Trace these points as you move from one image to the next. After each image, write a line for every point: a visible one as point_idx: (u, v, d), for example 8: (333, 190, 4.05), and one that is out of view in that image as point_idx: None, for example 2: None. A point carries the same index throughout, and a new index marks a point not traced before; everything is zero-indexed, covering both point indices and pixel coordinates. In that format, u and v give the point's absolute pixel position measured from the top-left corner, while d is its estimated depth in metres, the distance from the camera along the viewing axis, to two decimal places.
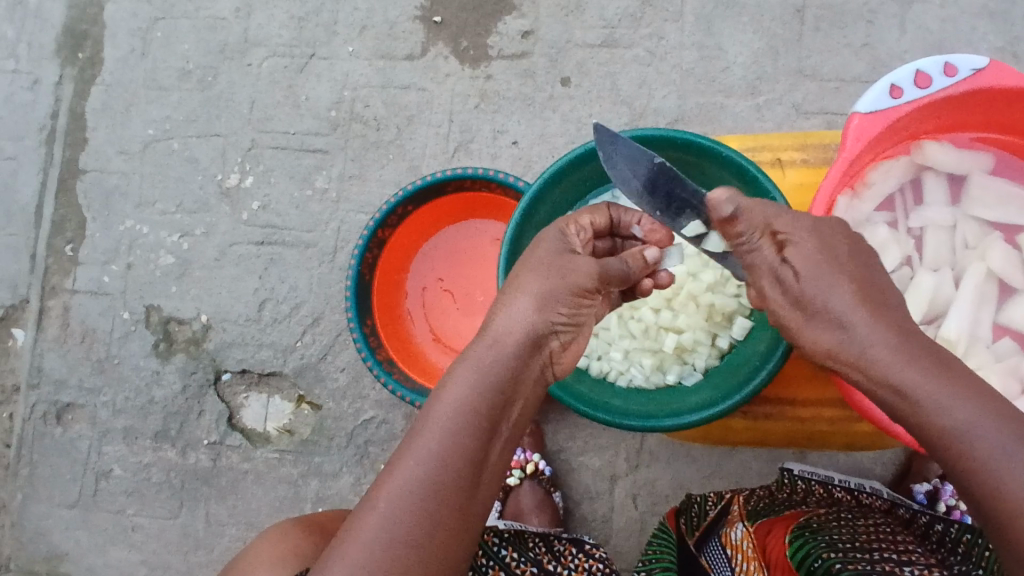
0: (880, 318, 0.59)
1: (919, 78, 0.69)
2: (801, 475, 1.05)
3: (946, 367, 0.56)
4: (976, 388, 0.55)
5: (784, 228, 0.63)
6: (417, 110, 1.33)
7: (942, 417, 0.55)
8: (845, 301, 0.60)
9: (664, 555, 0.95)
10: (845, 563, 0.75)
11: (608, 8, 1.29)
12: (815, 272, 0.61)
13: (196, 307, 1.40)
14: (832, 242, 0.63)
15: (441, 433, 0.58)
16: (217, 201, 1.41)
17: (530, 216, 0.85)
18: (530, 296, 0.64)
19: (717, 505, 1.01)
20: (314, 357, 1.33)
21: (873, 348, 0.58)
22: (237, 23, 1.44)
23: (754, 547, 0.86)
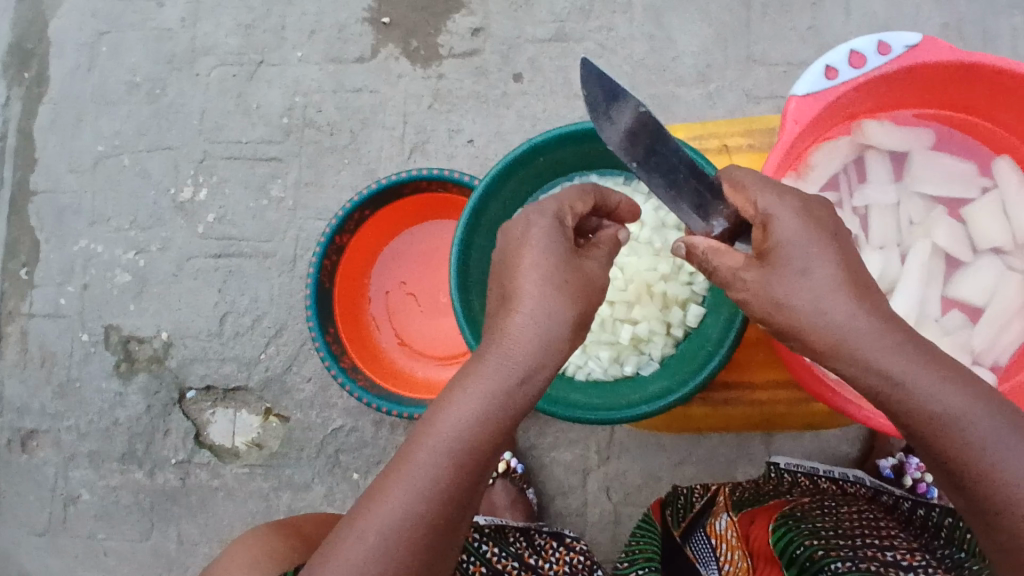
0: (863, 301, 0.56)
1: (854, 58, 0.69)
2: (786, 468, 1.07)
3: (928, 350, 0.55)
4: (959, 370, 0.55)
5: (769, 208, 0.58)
6: (372, 113, 1.31)
7: (933, 404, 0.53)
8: (830, 283, 0.56)
9: (647, 546, 0.97)
10: (826, 549, 0.78)
11: (557, 2, 1.28)
12: (803, 254, 0.57)
13: (156, 324, 1.37)
14: (824, 223, 0.58)
15: (439, 457, 0.57)
16: (172, 215, 1.38)
17: (482, 214, 0.84)
18: (546, 315, 0.59)
19: (703, 497, 1.03)
20: (279, 369, 1.30)
21: (856, 334, 0.55)
22: (184, 32, 1.41)
23: (737, 536, 0.91)
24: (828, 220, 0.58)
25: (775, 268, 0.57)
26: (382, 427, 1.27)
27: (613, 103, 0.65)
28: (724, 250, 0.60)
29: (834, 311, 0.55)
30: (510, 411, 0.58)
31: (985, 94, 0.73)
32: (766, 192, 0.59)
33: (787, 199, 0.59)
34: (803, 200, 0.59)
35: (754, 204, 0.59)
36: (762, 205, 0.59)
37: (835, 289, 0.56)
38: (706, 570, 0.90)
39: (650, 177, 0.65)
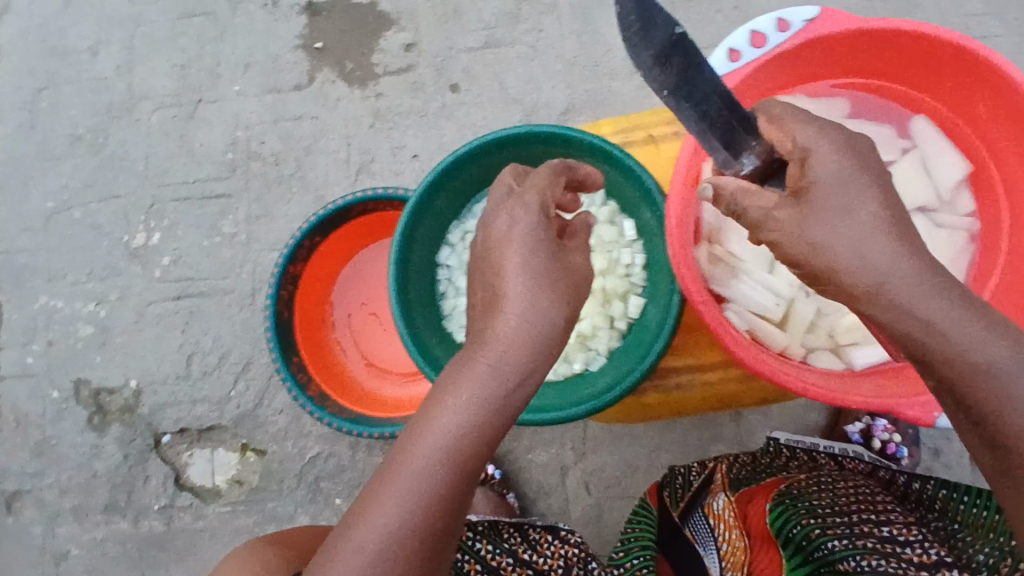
0: (907, 247, 0.54)
1: (755, 39, 0.70)
2: (785, 443, 1.09)
3: (974, 302, 0.54)
4: (1005, 325, 0.53)
5: (809, 142, 0.57)
6: (314, 139, 1.32)
7: (974, 354, 0.52)
8: (870, 223, 0.54)
9: (642, 535, 1.01)
10: (822, 528, 0.81)
11: (485, 10, 1.29)
12: (845, 191, 0.55)
13: (124, 373, 1.36)
14: (868, 160, 0.57)
15: (434, 463, 0.55)
16: (128, 263, 1.37)
17: (414, 233, 0.81)
18: (532, 308, 0.59)
19: (701, 474, 1.08)
20: (250, 404, 1.30)
21: (894, 275, 0.53)
22: (120, 80, 1.41)
23: (735, 516, 0.95)
24: (872, 156, 0.57)
25: (811, 207, 0.56)
26: (359, 450, 1.27)
27: (647, 18, 0.56)
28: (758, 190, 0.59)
29: (876, 255, 0.54)
30: (504, 410, 0.57)
31: (891, 56, 0.73)
32: (807, 129, 0.58)
33: (828, 134, 0.58)
34: (845, 134, 0.58)
35: (793, 140, 0.59)
36: (802, 139, 0.58)
37: (876, 231, 0.54)
38: (706, 550, 0.96)
39: (683, 110, 0.60)
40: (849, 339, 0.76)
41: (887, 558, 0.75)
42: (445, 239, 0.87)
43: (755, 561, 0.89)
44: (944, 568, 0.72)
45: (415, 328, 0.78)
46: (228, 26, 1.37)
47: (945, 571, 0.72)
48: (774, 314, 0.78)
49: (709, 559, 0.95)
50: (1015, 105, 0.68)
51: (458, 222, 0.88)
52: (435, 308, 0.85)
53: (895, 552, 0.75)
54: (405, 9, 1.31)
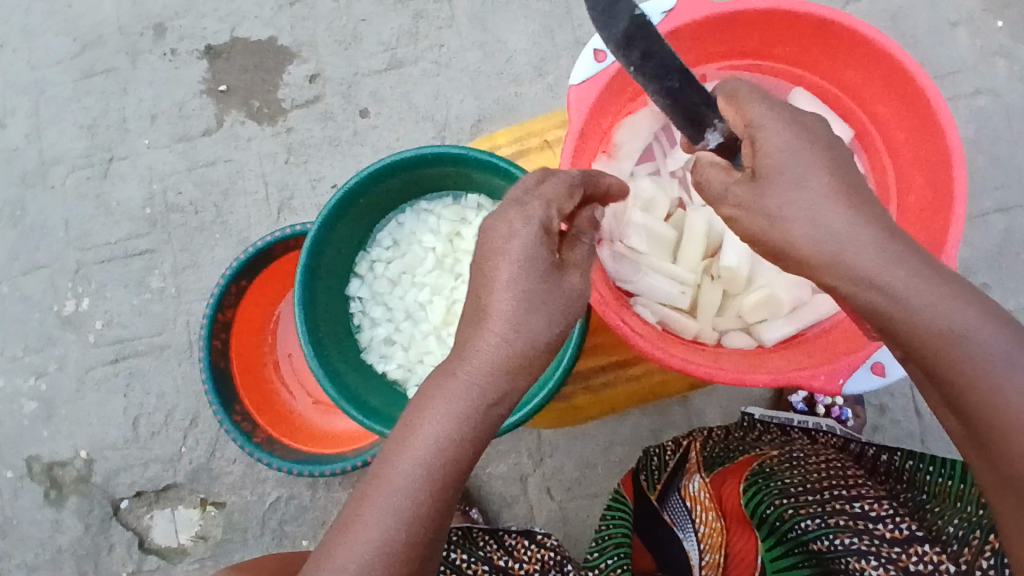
0: (865, 217, 0.56)
1: None
2: (761, 417, 1.09)
3: (939, 268, 0.55)
4: (969, 289, 0.54)
5: (762, 117, 0.59)
6: (230, 183, 1.30)
7: (937, 320, 0.53)
8: (824, 195, 0.57)
9: (616, 528, 1.00)
10: (796, 509, 0.85)
11: (384, 31, 1.28)
12: (793, 165, 0.58)
13: (72, 444, 1.31)
14: (814, 134, 0.60)
15: (413, 480, 0.53)
16: (61, 332, 1.33)
17: (317, 272, 0.77)
18: (515, 325, 0.55)
19: (675, 453, 1.07)
20: (203, 457, 1.28)
21: (850, 247, 0.56)
22: (30, 146, 1.36)
23: (711, 497, 0.99)
24: (821, 130, 0.59)
25: (768, 181, 0.59)
26: (318, 488, 1.26)
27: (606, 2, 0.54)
28: (717, 165, 0.62)
29: (830, 224, 0.56)
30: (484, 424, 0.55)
31: (761, 36, 0.73)
32: (754, 106, 0.60)
33: (777, 112, 0.60)
34: (794, 110, 0.60)
35: (744, 116, 0.60)
36: (755, 116, 0.60)
37: (830, 202, 0.57)
38: (684, 533, 0.99)
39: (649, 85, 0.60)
40: (759, 318, 0.76)
41: (860, 535, 0.78)
42: (353, 271, 0.84)
43: (731, 542, 0.94)
44: (915, 544, 0.76)
45: (331, 371, 0.76)
46: (130, 79, 1.34)
47: (916, 547, 0.75)
48: (682, 302, 0.78)
49: (689, 544, 0.98)
50: (881, 66, 0.69)
51: (363, 252, 0.84)
52: (352, 343, 0.82)
53: (868, 528, 0.79)
54: (305, 40, 1.30)
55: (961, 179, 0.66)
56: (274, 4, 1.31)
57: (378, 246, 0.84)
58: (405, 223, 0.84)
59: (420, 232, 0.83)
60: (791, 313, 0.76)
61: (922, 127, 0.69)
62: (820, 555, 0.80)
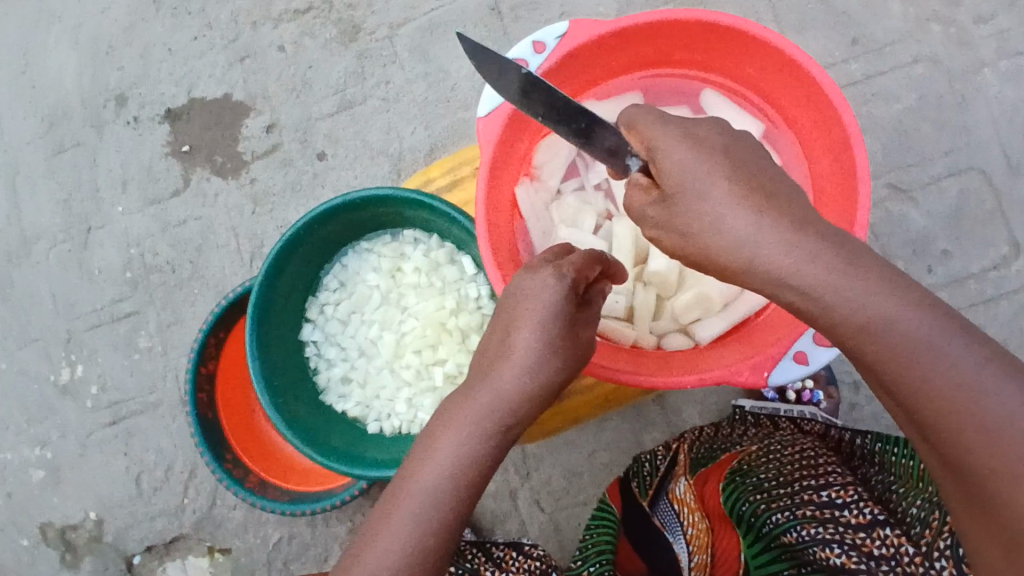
0: (773, 214, 0.55)
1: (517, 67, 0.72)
2: (750, 410, 1.11)
3: (860, 256, 0.53)
4: (891, 275, 0.52)
5: (656, 139, 0.60)
6: (203, 238, 1.34)
7: (856, 315, 0.52)
8: (727, 202, 0.56)
9: (600, 537, 1.01)
10: (767, 504, 0.84)
11: (331, 74, 1.32)
12: (693, 176, 0.58)
13: (82, 506, 1.36)
14: (715, 142, 0.60)
15: (437, 485, 0.57)
16: (59, 400, 1.38)
17: (268, 321, 0.81)
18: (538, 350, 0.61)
19: (665, 456, 1.08)
20: (205, 506, 1.32)
21: (763, 249, 0.54)
22: (12, 226, 1.41)
23: (695, 497, 0.97)
24: (715, 138, 0.60)
25: (674, 196, 0.59)
26: (318, 524, 1.29)
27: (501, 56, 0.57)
28: (631, 189, 0.63)
29: (736, 227, 0.56)
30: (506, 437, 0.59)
31: (659, 45, 0.75)
32: (653, 129, 0.61)
33: (670, 128, 0.61)
34: (687, 125, 0.61)
35: (644, 140, 0.62)
36: (649, 138, 0.61)
37: (734, 204, 0.56)
38: (673, 536, 0.96)
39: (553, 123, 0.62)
40: (693, 317, 0.78)
41: (826, 524, 0.77)
42: (306, 316, 0.87)
43: (717, 541, 0.90)
44: (878, 528, 0.74)
45: (290, 417, 0.79)
46: (98, 150, 1.39)
47: (879, 530, 0.74)
48: (619, 312, 0.80)
49: (678, 547, 0.94)
50: (776, 59, 0.71)
51: (313, 296, 0.88)
52: (310, 386, 0.86)
53: (835, 516, 0.77)
54: (258, 92, 1.34)
55: (862, 160, 0.67)
56: (224, 61, 1.36)
57: (327, 289, 0.87)
58: (350, 263, 0.87)
59: (363, 271, 0.87)
60: (723, 310, 0.77)
61: (821, 114, 0.71)
62: (790, 547, 0.78)
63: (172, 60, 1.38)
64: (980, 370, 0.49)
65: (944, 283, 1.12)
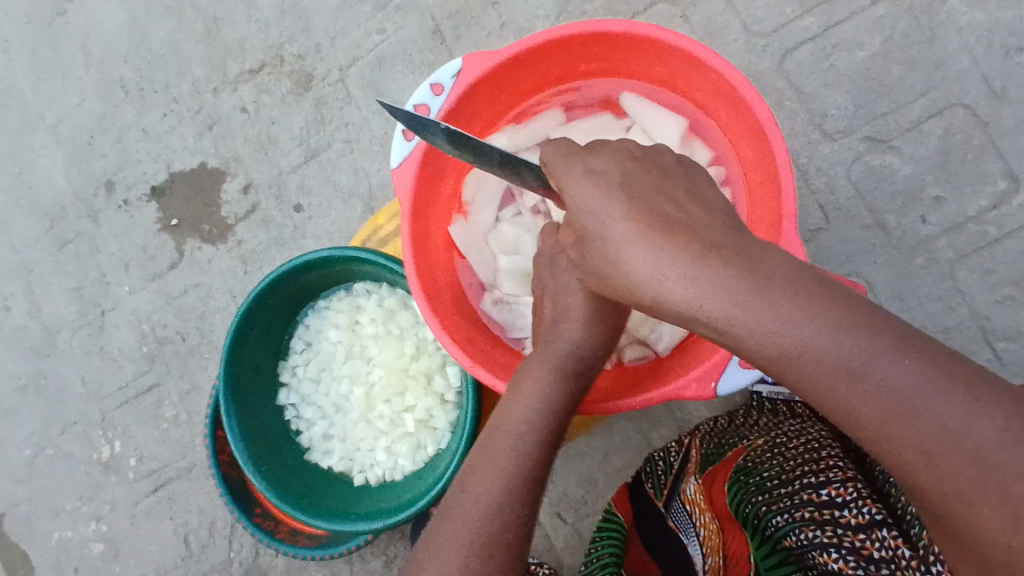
0: (672, 245, 0.52)
1: (419, 112, 0.70)
2: (766, 395, 1.04)
3: (768, 277, 0.48)
4: (804, 292, 0.47)
5: (563, 184, 0.59)
6: (204, 305, 1.39)
7: (768, 345, 0.48)
8: (626, 240, 0.54)
9: (607, 547, 0.88)
10: (768, 505, 0.77)
11: (294, 126, 1.34)
12: (591, 219, 0.56)
13: (141, 572, 1.44)
14: (617, 175, 0.57)
15: (521, 434, 0.60)
16: (104, 476, 1.46)
17: (239, 394, 0.83)
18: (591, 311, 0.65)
19: (679, 452, 0.96)
20: (250, 557, 1.38)
21: (665, 288, 0.51)
22: (34, 322, 1.51)
23: (704, 498, 0.86)
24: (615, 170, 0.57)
25: (583, 241, 0.57)
26: (354, 561, 1.33)
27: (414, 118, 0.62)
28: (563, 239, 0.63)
29: (640, 266, 0.53)
30: (570, 397, 0.64)
31: (561, 61, 0.74)
32: (559, 175, 0.59)
33: (577, 167, 0.59)
34: (591, 159, 0.59)
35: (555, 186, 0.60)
36: (558, 182, 0.59)
37: (633, 241, 0.53)
38: (688, 537, 0.83)
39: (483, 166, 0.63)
40: (648, 330, 0.76)
41: (825, 527, 0.70)
42: (279, 380, 0.90)
43: (728, 544, 0.80)
44: (877, 529, 0.66)
45: (274, 483, 0.81)
46: (97, 237, 1.46)
47: (877, 532, 0.66)
48: None
49: (691, 548, 0.81)
50: (675, 55, 0.68)
51: (283, 360, 0.90)
52: (293, 448, 0.88)
53: (834, 516, 0.70)
54: (230, 156, 1.38)
55: (778, 143, 0.64)
56: (194, 132, 1.40)
57: (296, 351, 0.90)
58: (312, 323, 0.90)
59: (325, 329, 0.89)
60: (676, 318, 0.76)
61: (733, 101, 0.68)
62: (791, 552, 0.71)
63: (148, 140, 1.43)
64: (918, 383, 0.43)
65: (941, 231, 1.10)
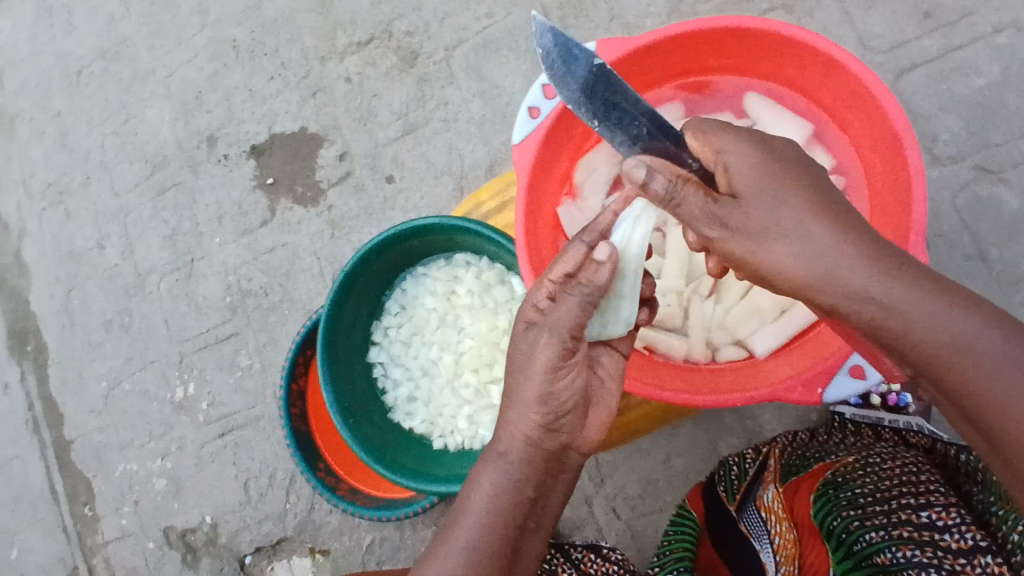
0: (848, 229, 0.56)
1: (547, 90, 0.73)
2: (851, 418, 1.04)
3: (939, 279, 0.54)
4: (972, 300, 0.52)
5: (728, 151, 0.60)
6: (290, 264, 1.44)
7: (936, 332, 0.52)
8: (803, 216, 0.56)
9: (678, 543, 0.93)
10: (862, 520, 0.76)
11: (395, 101, 1.39)
12: (767, 190, 0.58)
13: (199, 511, 1.50)
14: (786, 155, 0.60)
15: (475, 532, 0.62)
16: (177, 416, 1.53)
17: (335, 346, 0.86)
18: (546, 399, 0.64)
19: (755, 460, 0.96)
20: (305, 510, 1.43)
21: (841, 262, 0.55)
22: (127, 263, 1.59)
23: (783, 507, 0.85)
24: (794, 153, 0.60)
25: (742, 210, 0.59)
26: (405, 528, 1.37)
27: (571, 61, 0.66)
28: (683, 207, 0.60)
29: (813, 239, 0.56)
30: (526, 490, 0.64)
31: (691, 55, 0.75)
32: (720, 141, 0.61)
33: (747, 142, 0.61)
34: (762, 139, 0.61)
35: (711, 151, 0.61)
36: (721, 149, 0.61)
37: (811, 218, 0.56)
38: (761, 544, 0.85)
39: (611, 133, 0.67)
40: (748, 330, 0.77)
41: (925, 547, 0.70)
42: (370, 338, 0.94)
43: (806, 556, 0.80)
44: (979, 555, 0.68)
45: (360, 436, 0.84)
46: (195, 189, 1.53)
47: (979, 558, 0.68)
48: (672, 317, 0.79)
49: (765, 555, 0.83)
50: (814, 58, 0.70)
51: (377, 321, 0.94)
52: (378, 406, 0.92)
53: (933, 539, 0.70)
54: (330, 124, 1.43)
55: (914, 155, 0.65)
56: (298, 98, 1.46)
57: (390, 313, 0.94)
58: (408, 288, 0.93)
59: (420, 295, 0.93)
60: (776, 320, 0.76)
61: (871, 114, 0.69)
62: (882, 568, 0.71)
63: (253, 101, 1.49)
64: None
65: None
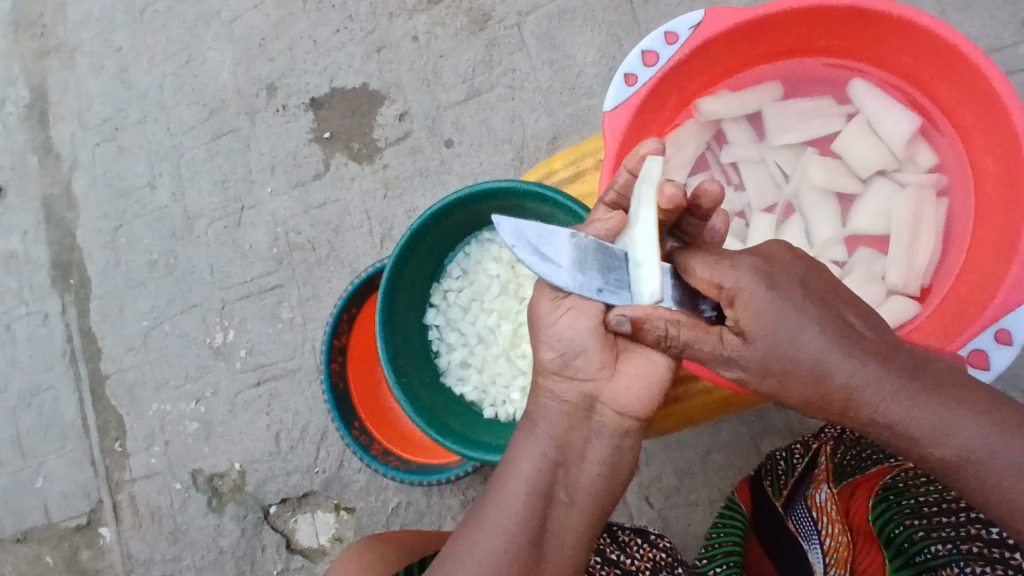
0: (866, 354, 0.55)
1: (646, 57, 0.71)
2: None
3: (953, 393, 0.54)
4: (989, 407, 0.54)
5: (731, 281, 0.58)
6: (340, 220, 1.43)
7: (943, 448, 0.54)
8: (820, 345, 0.55)
9: (727, 537, 0.92)
10: (926, 531, 0.73)
11: (461, 64, 1.36)
12: (782, 326, 0.56)
13: (228, 457, 1.51)
14: (790, 278, 0.58)
15: (499, 495, 0.62)
16: (213, 360, 1.54)
17: (394, 304, 0.85)
18: (552, 344, 0.63)
19: (804, 455, 0.93)
20: (334, 467, 1.43)
21: (862, 388, 0.55)
22: (176, 206, 1.59)
23: (837, 509, 0.84)
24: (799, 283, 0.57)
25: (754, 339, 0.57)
26: (432, 494, 1.37)
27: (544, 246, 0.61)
28: (698, 330, 0.58)
29: (836, 369, 0.55)
30: (548, 452, 0.63)
31: (802, 31, 0.75)
32: (728, 267, 0.59)
33: (751, 267, 0.58)
34: (764, 261, 0.59)
35: (715, 286, 0.59)
36: (724, 279, 0.58)
37: (828, 346, 0.55)
38: (809, 544, 0.86)
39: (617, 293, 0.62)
40: None
41: (995, 565, 0.67)
42: (427, 301, 0.94)
43: (859, 561, 0.79)
44: None
45: (412, 398, 0.83)
46: (251, 136, 1.52)
47: None
48: None
49: (813, 556, 0.84)
50: (934, 46, 0.68)
51: (437, 284, 0.94)
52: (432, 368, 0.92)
53: (1004, 557, 0.67)
54: (392, 82, 1.41)
55: None
56: (362, 53, 1.43)
57: (450, 280, 0.94)
58: (472, 253, 0.93)
59: (484, 261, 0.93)
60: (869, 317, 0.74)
61: (984, 113, 0.68)
62: None
63: (317, 52, 1.47)
64: None
65: None
